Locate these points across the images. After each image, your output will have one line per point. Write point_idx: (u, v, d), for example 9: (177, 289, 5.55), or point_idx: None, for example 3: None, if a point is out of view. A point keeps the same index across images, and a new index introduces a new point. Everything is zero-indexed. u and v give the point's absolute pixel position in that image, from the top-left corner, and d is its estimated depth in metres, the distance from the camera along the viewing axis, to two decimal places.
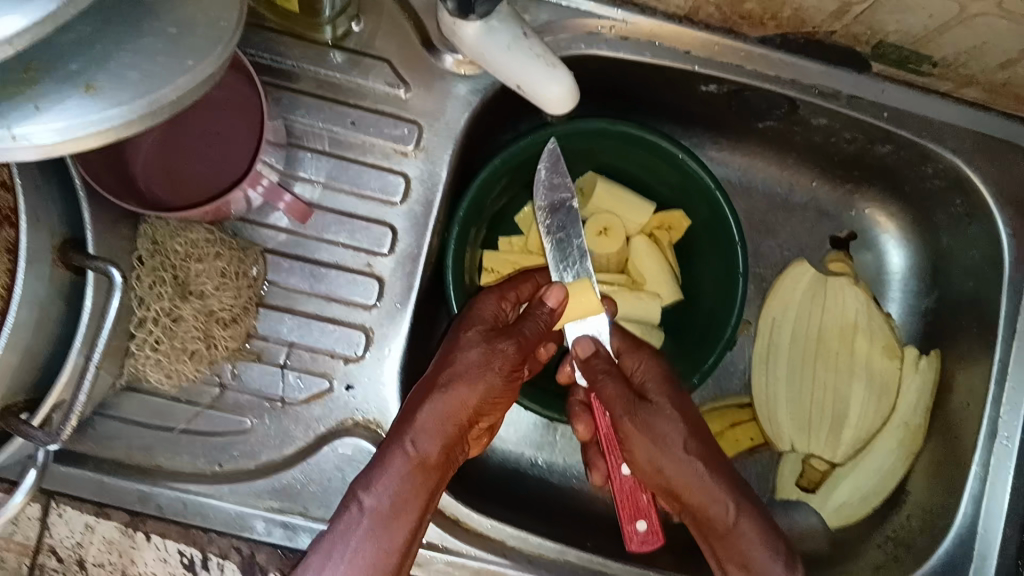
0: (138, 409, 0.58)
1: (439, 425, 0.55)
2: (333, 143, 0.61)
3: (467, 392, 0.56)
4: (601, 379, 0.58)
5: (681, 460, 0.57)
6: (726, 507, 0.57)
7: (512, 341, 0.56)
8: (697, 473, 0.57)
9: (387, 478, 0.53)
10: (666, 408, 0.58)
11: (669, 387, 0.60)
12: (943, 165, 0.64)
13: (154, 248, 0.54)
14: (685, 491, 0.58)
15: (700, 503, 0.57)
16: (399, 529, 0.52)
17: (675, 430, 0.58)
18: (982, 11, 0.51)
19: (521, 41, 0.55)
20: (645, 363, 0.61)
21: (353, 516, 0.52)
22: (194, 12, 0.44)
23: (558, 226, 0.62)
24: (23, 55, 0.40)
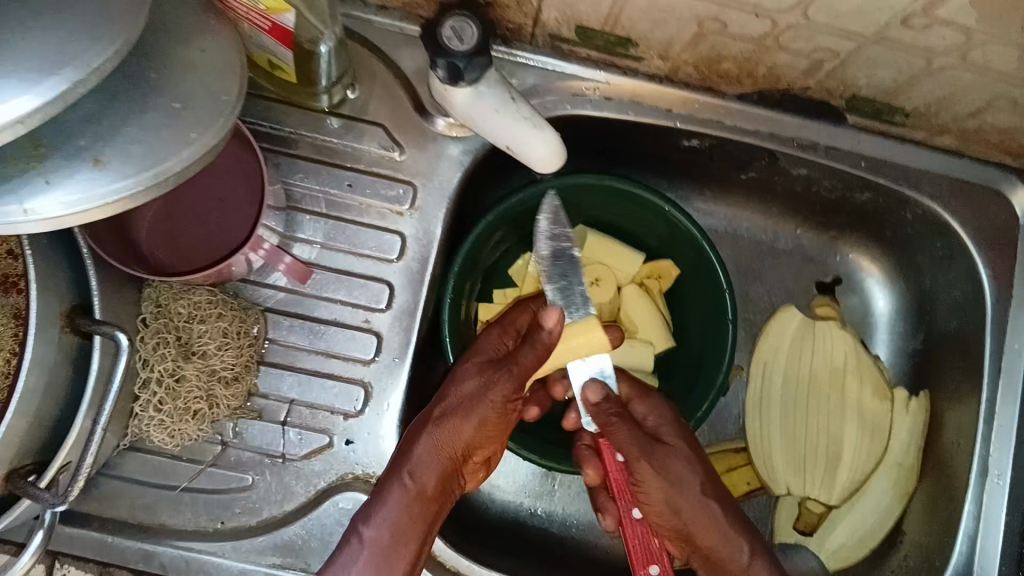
0: (139, 468, 0.59)
1: (434, 457, 0.57)
2: (330, 205, 0.63)
3: (464, 421, 0.58)
4: (614, 423, 0.59)
5: (695, 501, 0.59)
6: (739, 549, 0.59)
7: (512, 373, 0.58)
8: (710, 515, 0.59)
9: (386, 510, 0.54)
10: (680, 453, 0.61)
11: (683, 432, 0.63)
12: (921, 209, 0.67)
13: (158, 311, 0.56)
14: (697, 532, 0.59)
15: (714, 544, 0.59)
16: (396, 561, 0.53)
17: (685, 472, 0.60)
18: (947, 65, 0.54)
19: (509, 105, 0.58)
20: (655, 410, 0.64)
21: (354, 549, 0.53)
22: (196, 87, 0.48)
23: (560, 273, 0.62)
24: (35, 134, 0.43)
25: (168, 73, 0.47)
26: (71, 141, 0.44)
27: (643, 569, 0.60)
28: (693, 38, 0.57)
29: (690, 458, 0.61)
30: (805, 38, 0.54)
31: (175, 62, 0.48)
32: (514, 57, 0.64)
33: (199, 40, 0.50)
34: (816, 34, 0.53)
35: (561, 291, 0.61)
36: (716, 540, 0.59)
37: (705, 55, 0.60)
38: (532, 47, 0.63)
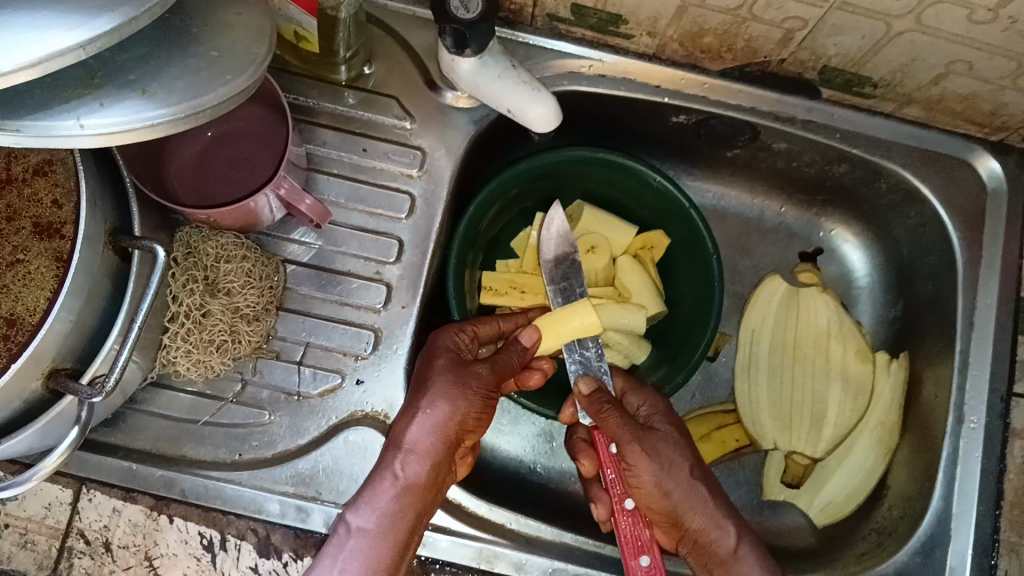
0: (165, 403, 0.63)
1: (423, 450, 0.58)
2: (348, 168, 0.69)
3: (446, 411, 0.59)
4: (607, 409, 0.61)
5: (685, 487, 0.62)
6: (727, 531, 0.62)
7: (485, 365, 0.61)
8: (698, 501, 0.62)
9: (377, 498, 0.56)
10: (670, 440, 0.63)
11: (673, 422, 0.66)
12: (894, 179, 0.72)
13: (188, 252, 0.61)
14: (689, 517, 0.61)
15: (704, 528, 0.62)
16: (391, 544, 0.55)
17: (677, 457, 0.63)
18: (906, 28, 0.59)
19: (510, 71, 0.64)
20: (649, 400, 0.67)
21: (343, 536, 0.55)
22: (229, 41, 0.53)
23: (561, 275, 0.69)
24: (88, 66, 0.49)
25: (207, 29, 0.53)
26: (122, 75, 0.49)
27: (633, 561, 0.60)
28: (676, 12, 0.63)
29: (679, 444, 0.64)
30: (776, 7, 0.60)
31: (212, 22, 0.53)
32: (516, 37, 0.70)
33: (234, 5, 0.55)
34: (785, 1, 0.59)
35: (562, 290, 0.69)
36: (704, 523, 0.62)
37: (688, 30, 0.66)
38: (533, 29, 0.70)
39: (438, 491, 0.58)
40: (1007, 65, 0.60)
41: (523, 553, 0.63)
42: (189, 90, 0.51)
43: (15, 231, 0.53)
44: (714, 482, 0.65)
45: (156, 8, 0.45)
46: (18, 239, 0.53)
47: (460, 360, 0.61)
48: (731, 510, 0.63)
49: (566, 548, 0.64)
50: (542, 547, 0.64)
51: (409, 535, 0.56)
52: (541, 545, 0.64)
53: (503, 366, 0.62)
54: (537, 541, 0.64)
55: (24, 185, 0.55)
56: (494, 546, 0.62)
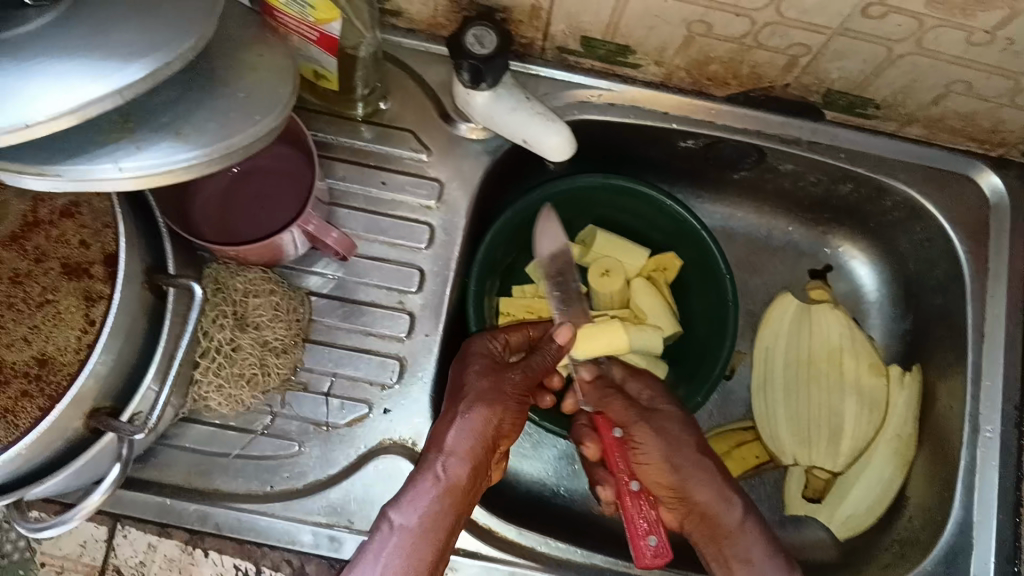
0: (195, 438, 0.64)
1: (465, 452, 0.59)
2: (368, 202, 0.70)
3: (486, 413, 0.61)
4: (608, 397, 0.67)
5: (686, 463, 0.64)
6: (735, 508, 0.62)
7: (517, 372, 0.64)
8: (702, 475, 0.63)
9: (420, 498, 0.57)
10: (676, 420, 0.66)
11: (676, 406, 0.68)
12: (899, 196, 0.74)
13: (217, 288, 0.62)
14: (691, 492, 0.63)
15: (709, 501, 0.62)
16: (429, 546, 0.55)
17: (683, 436, 0.65)
18: (907, 52, 0.61)
19: (524, 103, 0.66)
20: (650, 387, 0.69)
21: (386, 534, 0.55)
22: (257, 83, 0.55)
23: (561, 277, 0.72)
24: (125, 111, 0.50)
25: (232, 71, 0.55)
26: (157, 119, 0.50)
27: (641, 541, 0.63)
28: (683, 42, 0.65)
29: (680, 426, 0.66)
30: (781, 35, 0.62)
31: (240, 65, 0.55)
32: (528, 70, 0.72)
33: (258, 48, 0.57)
34: (790, 30, 0.61)
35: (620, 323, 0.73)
36: (712, 496, 0.63)
37: (694, 59, 0.68)
38: (543, 61, 0.72)
39: (474, 495, 0.59)
40: (1005, 84, 0.63)
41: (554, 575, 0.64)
42: (221, 130, 0.52)
43: (44, 271, 0.55)
44: (717, 459, 0.66)
45: (188, 52, 0.46)
46: (47, 280, 0.54)
47: (495, 366, 0.64)
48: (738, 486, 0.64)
49: (596, 569, 0.65)
50: (572, 568, 0.65)
51: (442, 534, 0.56)
52: (570, 567, 0.65)
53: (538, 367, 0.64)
54: (566, 563, 0.65)
55: (51, 228, 0.56)
56: (527, 571, 0.64)
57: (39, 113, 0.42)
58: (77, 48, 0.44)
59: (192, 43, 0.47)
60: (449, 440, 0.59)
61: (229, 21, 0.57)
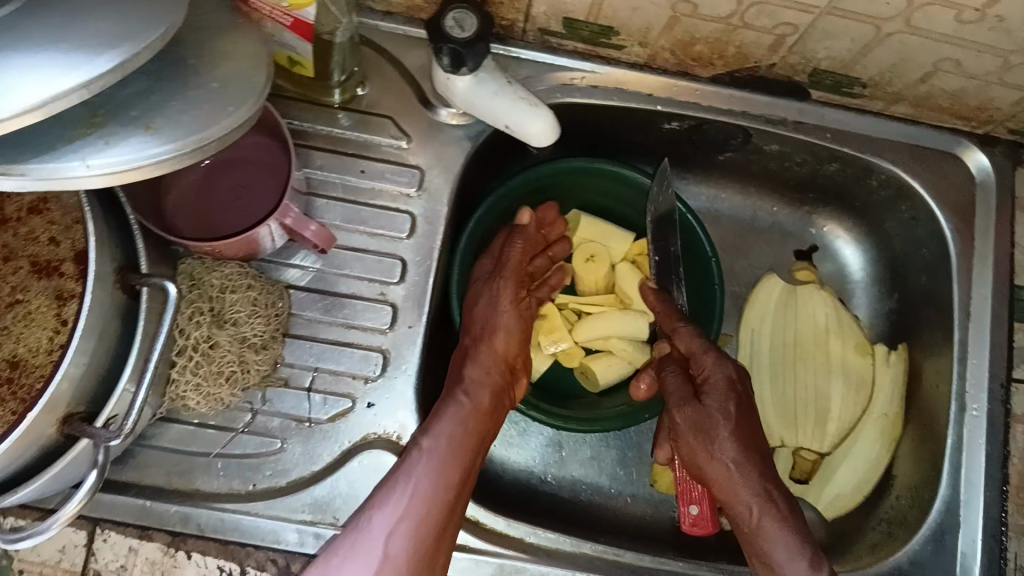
0: (174, 438, 0.63)
1: (486, 377, 0.65)
2: (346, 190, 0.68)
3: (501, 337, 0.67)
4: (663, 374, 0.68)
5: (715, 461, 0.62)
6: (749, 508, 0.61)
7: (508, 279, 0.69)
8: (728, 473, 0.62)
9: (445, 424, 0.61)
10: (718, 414, 0.63)
11: (732, 397, 0.64)
12: (885, 175, 0.73)
13: (193, 284, 0.60)
14: (715, 485, 0.63)
15: (730, 499, 0.62)
16: (444, 483, 0.58)
17: (721, 432, 0.63)
18: (896, 30, 0.60)
19: (506, 88, 0.64)
20: (715, 366, 0.65)
21: (415, 456, 0.58)
22: (229, 71, 0.53)
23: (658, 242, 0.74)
24: (91, 104, 0.48)
25: (203, 58, 0.52)
26: (124, 111, 0.48)
27: (684, 508, 0.70)
28: (668, 22, 0.64)
29: (726, 421, 0.63)
30: (768, 14, 0.60)
31: (210, 52, 0.53)
32: (508, 52, 0.70)
33: (229, 34, 0.54)
34: (777, 9, 0.60)
35: (660, 264, 0.74)
36: (732, 494, 0.62)
37: (679, 39, 0.66)
38: (524, 43, 0.70)
39: (490, 419, 0.64)
40: (994, 62, 0.62)
41: (545, 567, 0.63)
42: (194, 122, 0.49)
43: (14, 270, 0.53)
44: (761, 455, 0.64)
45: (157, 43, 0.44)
46: (17, 279, 0.52)
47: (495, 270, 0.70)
48: (771, 483, 0.62)
49: (586, 559, 0.64)
50: (562, 559, 0.64)
51: (461, 463, 0.60)
52: (560, 558, 0.64)
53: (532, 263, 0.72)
54: (556, 554, 0.64)
55: (20, 225, 0.54)
56: (517, 561, 0.63)
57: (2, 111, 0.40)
58: (38, 41, 0.41)
59: (161, 32, 0.44)
60: (467, 373, 0.65)
61: (198, 6, 0.55)
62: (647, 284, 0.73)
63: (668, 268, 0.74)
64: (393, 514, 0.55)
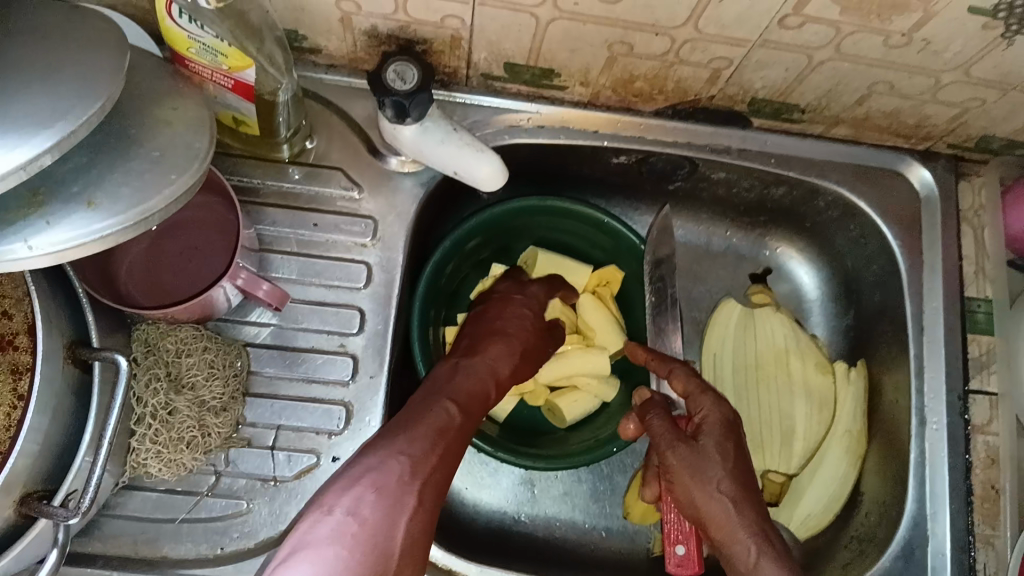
0: (139, 505, 0.62)
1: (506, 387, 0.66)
2: (299, 244, 0.69)
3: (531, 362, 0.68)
4: (648, 416, 0.65)
5: (712, 497, 0.59)
6: (747, 547, 0.57)
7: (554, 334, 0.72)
8: (725, 510, 0.59)
9: (466, 395, 0.60)
10: (711, 454, 0.61)
11: (727, 439, 0.62)
12: (832, 196, 0.75)
13: (147, 350, 0.60)
14: (710, 522, 0.60)
15: (724, 538, 0.59)
16: (455, 452, 0.57)
17: (715, 469, 0.61)
18: (827, 58, 0.62)
19: (453, 135, 0.65)
20: (712, 407, 0.64)
21: (441, 407, 0.58)
22: (170, 140, 0.53)
23: (658, 276, 0.75)
24: (30, 184, 0.48)
25: (145, 128, 0.53)
26: (65, 188, 0.48)
27: (669, 548, 0.68)
28: (606, 62, 0.65)
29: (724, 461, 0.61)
30: (702, 49, 0.62)
31: (151, 121, 0.53)
32: (452, 98, 0.71)
33: (170, 100, 0.55)
34: (710, 44, 0.61)
35: (657, 287, 0.75)
36: (726, 532, 0.59)
37: (618, 77, 0.67)
38: (468, 88, 0.71)
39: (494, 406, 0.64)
40: (925, 82, 0.63)
41: None
42: (136, 194, 0.50)
43: None
44: (754, 496, 0.61)
45: (94, 117, 0.44)
46: None
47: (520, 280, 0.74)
48: (767, 525, 0.59)
49: None
50: None
51: (472, 420, 0.60)
52: None
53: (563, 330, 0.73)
54: None
55: None
56: None
57: None
58: None
59: (98, 106, 0.44)
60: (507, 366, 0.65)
61: (137, 74, 0.55)
62: (635, 344, 0.72)
63: (664, 305, 0.75)
64: (421, 444, 0.55)
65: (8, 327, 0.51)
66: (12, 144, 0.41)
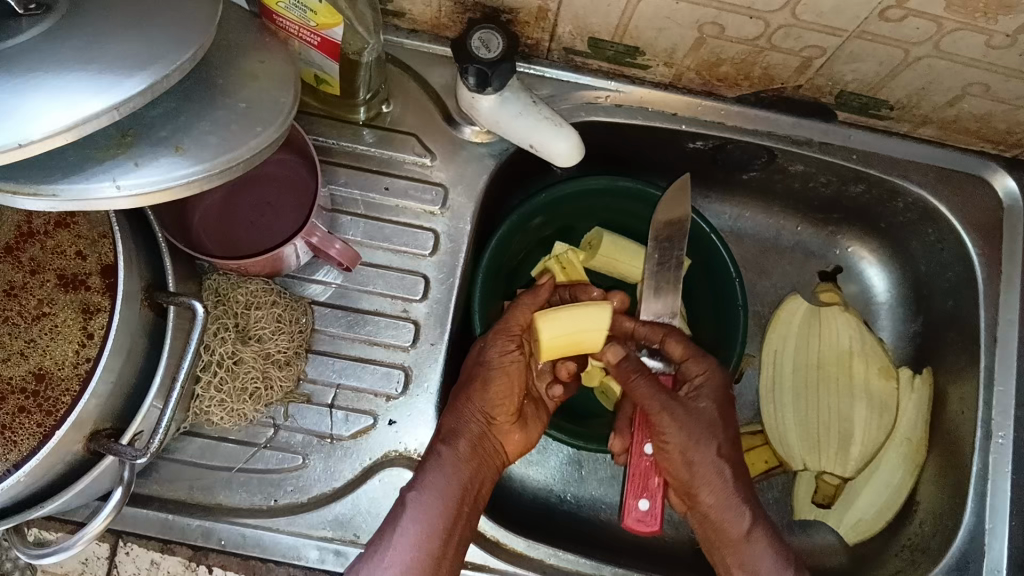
0: (197, 452, 0.63)
1: (466, 422, 0.62)
2: (367, 206, 0.69)
3: (481, 390, 0.63)
4: (633, 379, 0.63)
5: (709, 460, 0.62)
6: (742, 515, 0.62)
7: (504, 332, 0.64)
8: (717, 477, 0.62)
9: (433, 470, 0.60)
10: (710, 420, 0.63)
11: (721, 403, 0.64)
12: (912, 198, 0.72)
13: (218, 299, 0.61)
14: (701, 489, 0.63)
15: (716, 507, 0.62)
16: (454, 497, 0.59)
17: (710, 432, 0.63)
18: (924, 54, 0.60)
19: (532, 108, 0.64)
20: (709, 373, 0.64)
21: (436, 459, 0.61)
22: (258, 91, 0.52)
23: (666, 238, 0.69)
24: (120, 124, 0.47)
25: (234, 79, 0.52)
26: (153, 132, 0.47)
27: (633, 502, 0.64)
28: (694, 43, 0.64)
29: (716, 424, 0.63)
30: (795, 37, 0.60)
31: (239, 73, 0.53)
32: (533, 70, 0.71)
33: (259, 53, 0.54)
34: (804, 32, 0.59)
35: (662, 249, 0.69)
36: (717, 500, 0.62)
37: (705, 60, 0.66)
38: (549, 61, 0.70)
39: (472, 453, 0.62)
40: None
41: None
42: (222, 144, 0.49)
43: (41, 283, 0.55)
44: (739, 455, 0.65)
45: (186, 65, 0.44)
46: (43, 291, 0.55)
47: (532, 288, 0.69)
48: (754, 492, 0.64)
49: None
50: None
51: (452, 494, 0.59)
52: None
53: (518, 323, 0.65)
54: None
55: (47, 238, 0.56)
56: None
57: (34, 131, 0.39)
58: (68, 61, 0.41)
59: (191, 54, 0.44)
60: (448, 418, 0.63)
61: (228, 23, 0.55)
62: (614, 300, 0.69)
63: (666, 265, 0.69)
64: (411, 514, 0.58)
65: (82, 268, 0.56)
66: (109, 81, 0.41)
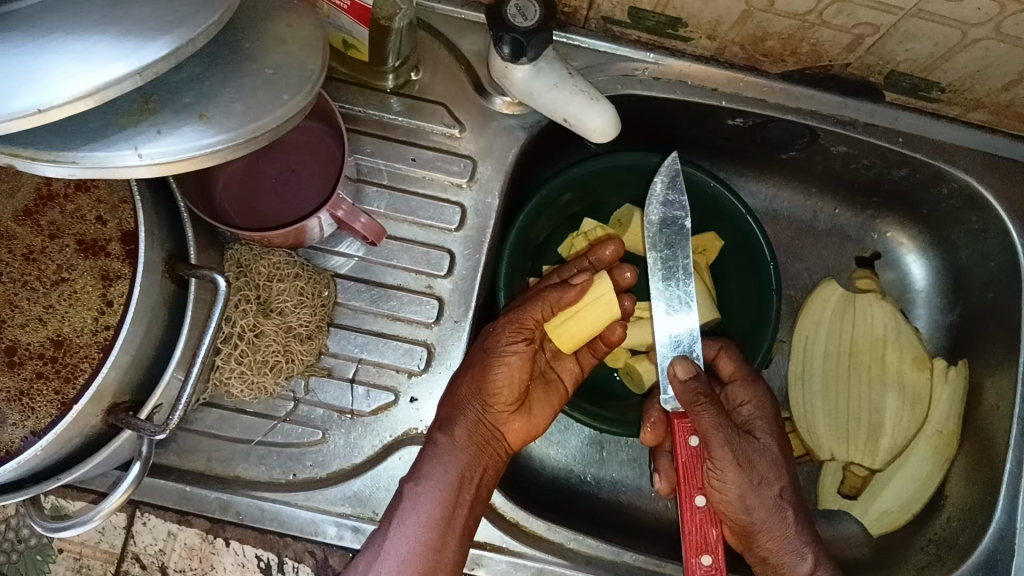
0: (216, 423, 0.63)
1: (464, 410, 0.61)
2: (392, 177, 0.67)
3: (477, 377, 0.61)
4: (700, 407, 0.60)
5: (767, 500, 0.61)
6: (803, 556, 0.61)
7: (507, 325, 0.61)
8: (777, 518, 0.61)
9: (433, 460, 0.59)
10: (769, 453, 0.63)
11: (775, 432, 0.65)
12: (957, 183, 0.69)
13: (240, 270, 0.59)
14: (762, 532, 0.61)
15: (776, 549, 0.61)
16: (451, 488, 0.58)
17: (768, 469, 0.62)
18: (982, 36, 0.56)
19: (567, 80, 0.61)
20: (756, 400, 0.65)
21: (435, 447, 0.60)
22: (285, 56, 0.49)
23: (666, 242, 0.65)
24: (143, 90, 0.44)
25: (260, 44, 0.48)
26: (177, 97, 0.45)
27: (694, 559, 0.61)
28: (741, 16, 0.61)
29: (775, 461, 0.63)
30: (848, 13, 0.57)
31: (264, 33, 0.49)
32: (569, 39, 0.68)
33: (286, 16, 0.51)
34: (858, 8, 0.56)
35: (665, 257, 0.65)
36: (778, 544, 0.61)
37: (750, 34, 0.63)
38: (586, 30, 0.68)
39: (468, 442, 0.60)
40: None
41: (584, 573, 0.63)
42: (247, 112, 0.46)
43: (59, 248, 0.54)
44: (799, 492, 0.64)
45: (212, 29, 0.41)
46: (62, 257, 0.54)
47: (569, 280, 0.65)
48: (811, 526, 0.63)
49: (626, 568, 0.64)
50: (601, 566, 0.63)
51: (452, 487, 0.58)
52: (599, 565, 0.63)
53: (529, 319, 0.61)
54: (596, 561, 0.64)
55: (67, 201, 0.55)
56: (554, 566, 0.62)
57: (56, 95, 0.37)
58: (88, 22, 0.39)
59: (217, 17, 0.41)
60: (446, 405, 0.61)
61: None
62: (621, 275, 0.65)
63: (672, 275, 0.65)
64: (412, 506, 0.58)
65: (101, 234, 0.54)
66: (132, 45, 0.38)
